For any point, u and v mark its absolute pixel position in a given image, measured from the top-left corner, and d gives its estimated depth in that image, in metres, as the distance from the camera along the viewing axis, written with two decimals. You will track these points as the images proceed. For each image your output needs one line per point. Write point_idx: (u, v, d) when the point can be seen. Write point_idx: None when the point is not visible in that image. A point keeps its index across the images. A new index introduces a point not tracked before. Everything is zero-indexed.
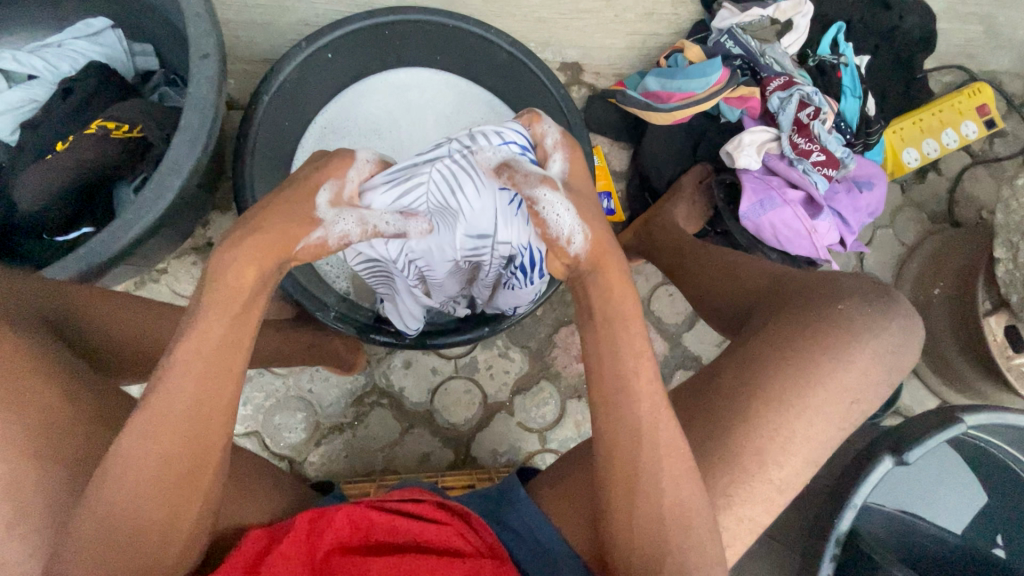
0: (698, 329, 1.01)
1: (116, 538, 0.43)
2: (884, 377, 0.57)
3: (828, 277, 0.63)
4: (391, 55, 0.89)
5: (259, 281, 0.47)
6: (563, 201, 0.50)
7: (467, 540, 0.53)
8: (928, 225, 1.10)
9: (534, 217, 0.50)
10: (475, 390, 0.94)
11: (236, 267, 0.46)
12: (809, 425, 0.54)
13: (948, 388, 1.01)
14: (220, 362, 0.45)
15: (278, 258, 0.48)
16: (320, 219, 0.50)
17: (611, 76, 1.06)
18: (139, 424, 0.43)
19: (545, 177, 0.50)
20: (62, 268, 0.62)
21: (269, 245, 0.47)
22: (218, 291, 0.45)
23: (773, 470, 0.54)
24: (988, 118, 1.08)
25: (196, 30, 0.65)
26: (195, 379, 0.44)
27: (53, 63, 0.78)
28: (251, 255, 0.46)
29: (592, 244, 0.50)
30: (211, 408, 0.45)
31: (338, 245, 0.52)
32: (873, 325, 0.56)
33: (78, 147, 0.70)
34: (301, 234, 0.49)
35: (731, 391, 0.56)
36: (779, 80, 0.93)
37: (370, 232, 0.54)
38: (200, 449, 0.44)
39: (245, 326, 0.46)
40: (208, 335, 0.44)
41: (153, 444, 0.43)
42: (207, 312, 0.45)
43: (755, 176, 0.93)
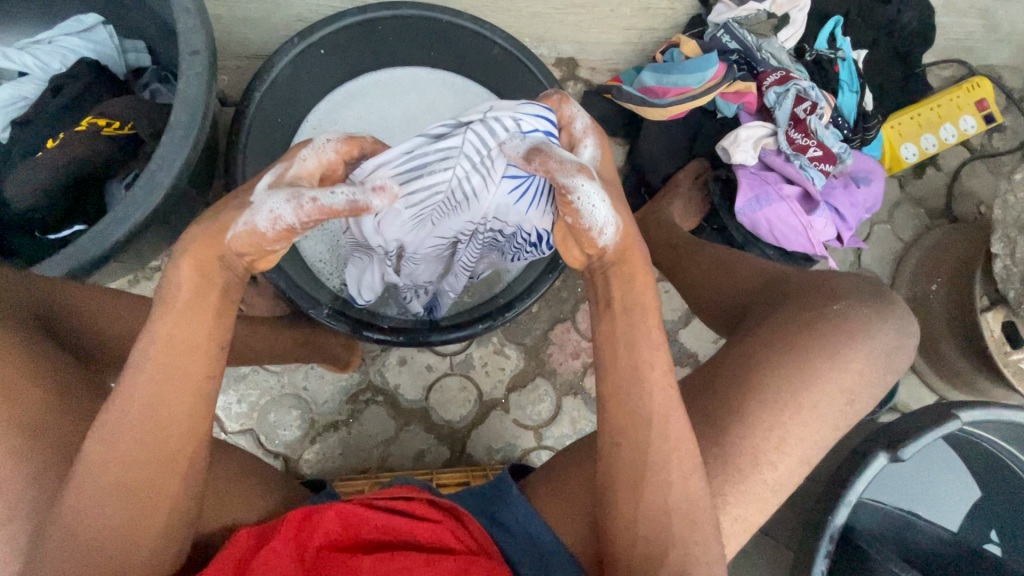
0: (695, 326, 1.00)
1: (82, 542, 0.42)
2: (878, 375, 0.56)
3: (822, 277, 0.63)
4: (384, 51, 0.89)
5: (202, 279, 0.45)
6: (598, 189, 0.47)
7: (458, 538, 0.53)
8: (926, 220, 1.09)
9: (571, 209, 0.48)
10: (471, 387, 0.93)
11: (186, 268, 0.45)
12: (803, 423, 0.54)
13: (946, 384, 1.01)
14: (174, 363, 0.44)
15: (217, 254, 0.46)
16: (250, 203, 0.46)
17: (607, 71, 1.05)
18: (102, 430, 0.43)
19: (583, 166, 0.48)
20: (52, 266, 0.61)
21: (205, 240, 0.45)
22: (166, 293, 0.45)
23: (766, 468, 0.54)
24: (987, 113, 1.07)
25: (185, 26, 0.64)
26: (152, 383, 0.43)
27: (44, 60, 0.78)
28: (191, 256, 0.45)
29: (622, 235, 0.50)
30: (167, 409, 0.44)
31: (273, 231, 0.45)
32: (868, 324, 0.56)
33: (68, 144, 0.70)
34: (233, 220, 0.46)
35: (725, 388, 0.56)
36: (775, 75, 0.92)
37: (302, 210, 0.44)
38: (160, 451, 0.44)
39: (203, 326, 0.45)
40: (161, 337, 0.44)
41: (115, 449, 0.43)
42: (163, 316, 0.44)
43: (751, 172, 0.92)
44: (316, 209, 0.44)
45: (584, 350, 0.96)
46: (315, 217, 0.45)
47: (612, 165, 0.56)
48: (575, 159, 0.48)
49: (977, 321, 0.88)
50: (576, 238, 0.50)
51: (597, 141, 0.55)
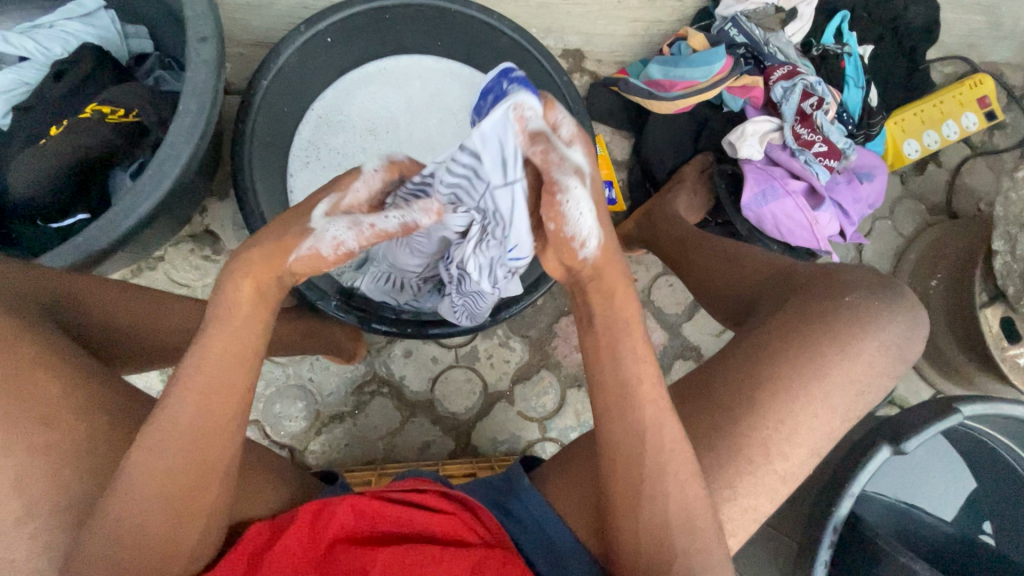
0: (698, 320, 1.01)
1: (123, 543, 0.43)
2: (888, 368, 0.57)
3: (831, 270, 0.63)
4: (391, 41, 0.88)
5: (259, 300, 0.48)
6: (586, 202, 0.42)
7: (471, 529, 0.54)
8: (927, 216, 1.10)
9: (553, 209, 0.42)
10: (476, 379, 0.94)
11: (248, 288, 0.47)
12: (812, 416, 0.55)
13: (943, 378, 1.02)
14: (226, 371, 0.45)
15: (275, 276, 0.48)
16: (310, 228, 0.47)
17: (613, 63, 1.07)
18: (149, 435, 0.44)
19: (578, 168, 0.41)
20: (58, 256, 0.61)
21: (266, 262, 0.47)
22: (225, 312, 0.46)
23: (775, 462, 0.54)
24: (988, 109, 1.08)
25: (193, 13, 0.63)
26: (198, 394, 0.44)
27: (44, 45, 0.76)
28: (251, 275, 0.47)
29: (605, 251, 0.46)
30: (215, 412, 0.45)
31: (335, 256, 0.47)
32: (878, 316, 0.57)
33: (73, 132, 0.69)
34: (296, 242, 0.47)
35: (738, 382, 0.56)
36: (783, 69, 0.92)
37: (363, 235, 0.46)
38: (201, 453, 0.44)
39: (253, 337, 0.47)
40: (215, 347, 0.45)
41: (159, 456, 0.43)
42: (217, 326, 0.46)
43: (757, 167, 0.92)
44: (375, 233, 0.46)
45: None
46: (373, 240, 0.47)
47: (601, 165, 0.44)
48: (573, 168, 0.41)
49: (976, 317, 0.88)
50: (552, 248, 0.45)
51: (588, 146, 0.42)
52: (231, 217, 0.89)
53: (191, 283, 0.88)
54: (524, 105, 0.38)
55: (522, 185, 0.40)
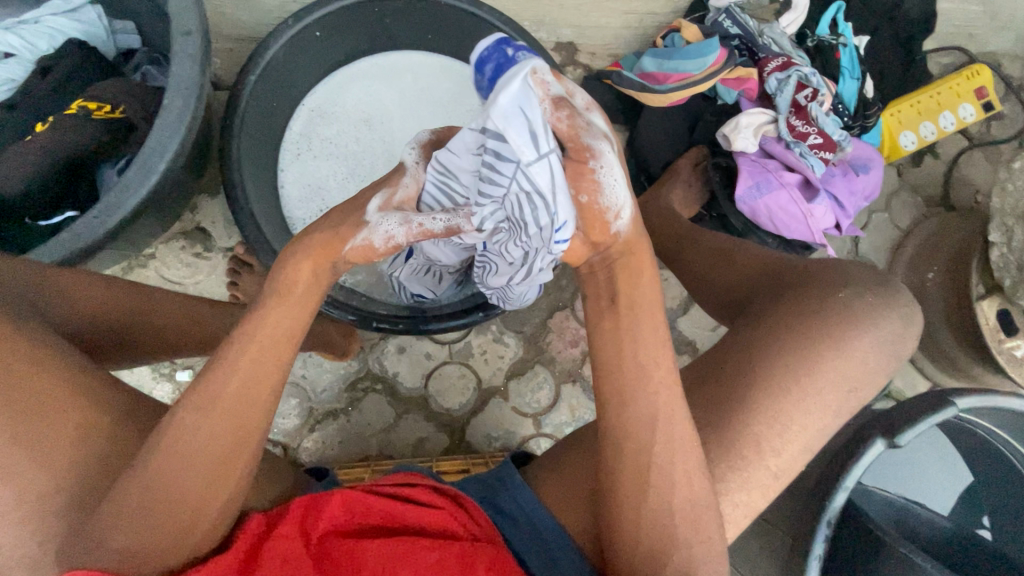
0: (693, 314, 1.01)
1: (143, 523, 0.42)
2: (882, 365, 0.56)
3: (828, 266, 0.62)
4: (381, 34, 0.87)
5: (315, 287, 0.50)
6: (619, 169, 0.43)
7: (460, 524, 0.53)
8: (923, 208, 1.09)
9: (590, 174, 0.42)
10: (470, 374, 0.93)
11: (306, 273, 0.50)
12: (805, 412, 0.54)
13: (940, 371, 1.02)
14: (270, 351, 0.47)
15: (332, 260, 0.51)
16: (365, 222, 0.50)
17: (607, 56, 1.04)
18: (192, 411, 0.44)
19: (606, 133, 0.42)
20: (50, 250, 0.60)
21: (324, 246, 0.50)
22: (282, 287, 0.49)
23: (768, 457, 0.54)
24: (986, 100, 1.07)
25: (178, 7, 0.63)
26: (239, 372, 0.45)
27: (30, 40, 0.75)
28: (311, 258, 0.50)
29: (634, 223, 0.47)
30: (253, 390, 0.46)
31: (385, 248, 0.51)
32: (872, 313, 0.56)
33: (58, 128, 0.68)
34: (349, 235, 0.50)
35: (730, 377, 0.56)
36: (777, 61, 0.91)
37: (413, 232, 0.50)
38: (236, 432, 0.45)
39: (296, 321, 0.48)
40: (269, 324, 0.47)
41: (201, 430, 0.44)
42: (273, 306, 0.48)
43: (751, 159, 0.92)
44: (425, 232, 0.50)
45: (583, 338, 0.96)
46: (421, 237, 0.51)
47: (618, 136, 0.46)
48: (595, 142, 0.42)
49: (973, 309, 0.89)
50: (585, 223, 0.45)
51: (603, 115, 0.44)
52: (222, 213, 0.89)
53: (183, 280, 0.87)
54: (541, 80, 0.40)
55: (556, 156, 0.41)
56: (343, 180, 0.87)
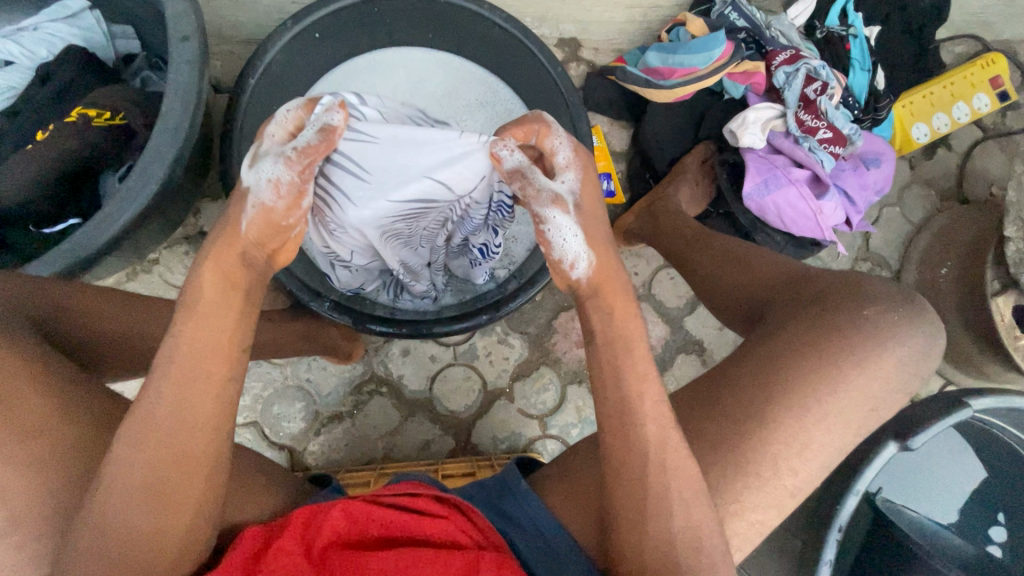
0: (700, 312, 0.99)
1: (118, 547, 0.42)
2: (903, 385, 0.55)
3: (849, 278, 0.61)
4: (380, 32, 0.86)
5: (226, 283, 0.48)
6: (574, 223, 0.52)
7: (466, 533, 0.53)
8: (936, 202, 1.07)
9: (543, 233, 0.52)
10: (475, 376, 0.93)
11: (211, 275, 0.47)
12: (825, 430, 0.53)
13: (955, 369, 1.00)
14: (201, 368, 0.45)
15: (238, 254, 0.48)
16: (245, 187, 0.47)
17: (611, 51, 1.05)
18: (128, 435, 0.44)
19: (558, 197, 0.51)
20: (43, 264, 0.60)
21: (225, 242, 0.48)
22: (192, 300, 0.47)
23: (784, 477, 0.53)
24: (1001, 90, 1.04)
25: (175, 12, 0.62)
26: (175, 387, 0.45)
27: (30, 48, 0.75)
28: (213, 262, 0.48)
29: (596, 269, 0.53)
30: (189, 402, 0.45)
31: (279, 199, 0.47)
32: (896, 332, 0.55)
33: (57, 137, 0.67)
34: (240, 214, 0.48)
35: (748, 393, 0.55)
36: (785, 54, 0.89)
37: (293, 163, 0.46)
38: (181, 446, 0.44)
39: (226, 330, 0.47)
40: (186, 340, 0.46)
41: (140, 453, 0.43)
42: (188, 319, 0.46)
43: (760, 156, 0.90)
44: (303, 153, 0.47)
45: None
46: (304, 162, 0.47)
47: (597, 192, 0.54)
48: (552, 192, 0.51)
49: (988, 304, 0.86)
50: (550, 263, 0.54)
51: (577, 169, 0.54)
52: (225, 217, 0.89)
53: None
54: (504, 147, 0.53)
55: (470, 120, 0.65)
56: None
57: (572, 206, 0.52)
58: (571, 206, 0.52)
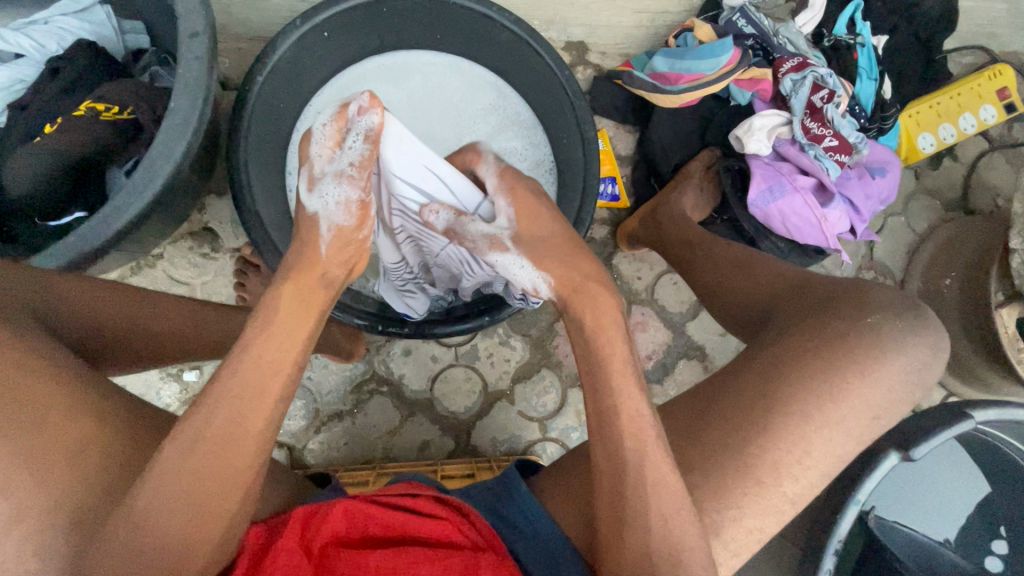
0: (702, 318, 0.99)
1: (146, 551, 0.42)
2: (907, 393, 0.55)
3: (852, 286, 0.61)
4: (389, 33, 0.86)
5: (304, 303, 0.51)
6: (517, 258, 0.57)
7: (464, 535, 0.53)
8: (941, 212, 1.07)
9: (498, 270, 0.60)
10: (476, 377, 0.93)
11: (289, 297, 0.51)
12: (826, 438, 0.53)
13: (958, 381, 0.99)
14: (260, 382, 0.46)
15: (316, 275, 0.54)
16: (313, 213, 0.56)
17: (618, 56, 1.03)
18: (178, 440, 0.44)
19: (494, 240, 0.58)
20: (50, 256, 0.60)
21: (302, 269, 0.54)
22: (266, 316, 0.49)
23: (785, 484, 0.53)
24: (1008, 101, 1.04)
25: (185, 8, 0.62)
26: (231, 399, 0.45)
27: (39, 40, 0.75)
28: (293, 283, 0.52)
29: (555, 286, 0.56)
30: (244, 414, 0.45)
31: (349, 214, 0.56)
32: (900, 340, 0.55)
33: (68, 131, 0.68)
34: (317, 235, 0.56)
35: (750, 398, 0.55)
36: (792, 61, 0.89)
37: (352, 180, 0.56)
38: (228, 457, 0.44)
39: (290, 349, 0.49)
40: (255, 354, 0.47)
41: (190, 460, 0.43)
42: (258, 334, 0.48)
43: (765, 163, 0.90)
44: (356, 169, 0.56)
45: None
46: (360, 169, 0.56)
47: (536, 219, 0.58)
48: (485, 234, 0.58)
49: (992, 317, 0.87)
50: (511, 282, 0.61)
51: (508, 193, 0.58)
52: (229, 214, 0.89)
53: (190, 281, 0.88)
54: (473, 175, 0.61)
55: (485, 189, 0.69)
56: None
57: (508, 243, 0.58)
58: (508, 244, 0.58)
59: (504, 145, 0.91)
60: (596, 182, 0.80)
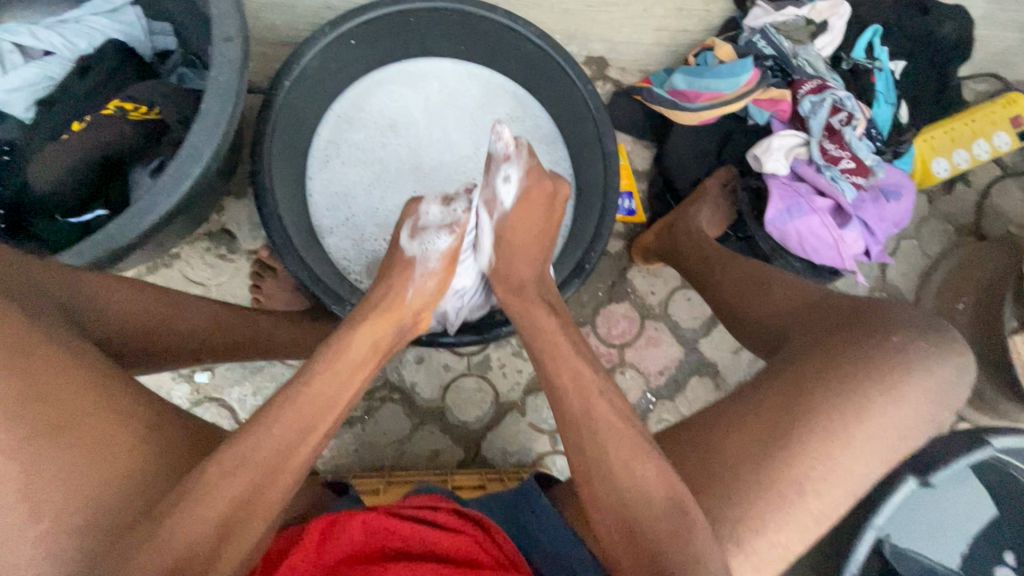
0: (715, 336, 0.99)
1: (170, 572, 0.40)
2: (932, 414, 0.55)
3: (872, 304, 0.61)
4: (415, 43, 0.87)
5: (372, 350, 0.58)
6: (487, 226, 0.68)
7: (485, 550, 0.52)
8: (954, 237, 1.07)
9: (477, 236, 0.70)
10: (488, 388, 0.92)
11: (365, 335, 0.57)
12: (852, 457, 0.53)
13: (969, 406, 0.99)
14: (314, 412, 0.50)
15: (394, 320, 0.61)
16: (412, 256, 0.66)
17: (636, 72, 1.06)
18: (227, 458, 0.45)
19: (488, 204, 0.68)
20: (78, 254, 0.61)
21: (386, 311, 0.61)
22: (337, 352, 0.54)
23: (810, 503, 0.52)
24: (1021, 129, 1.05)
25: (220, 12, 0.63)
26: (287, 426, 0.48)
27: (70, 39, 0.75)
28: (368, 325, 0.59)
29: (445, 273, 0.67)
30: (294, 443, 0.48)
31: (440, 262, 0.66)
32: (926, 360, 0.55)
33: (97, 128, 0.69)
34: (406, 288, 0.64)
35: (773, 414, 0.55)
36: (812, 83, 0.90)
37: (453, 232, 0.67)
38: (273, 481, 0.46)
39: (344, 388, 0.53)
40: (315, 386, 0.51)
41: (247, 477, 0.44)
42: (325, 366, 0.53)
43: (782, 183, 0.90)
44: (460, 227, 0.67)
45: (603, 355, 0.96)
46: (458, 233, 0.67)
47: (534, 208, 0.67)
48: (491, 195, 0.68)
49: (1004, 342, 0.88)
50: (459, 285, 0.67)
51: (523, 188, 0.66)
52: (248, 216, 0.89)
53: (206, 282, 0.88)
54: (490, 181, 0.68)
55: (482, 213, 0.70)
56: (369, 186, 0.89)
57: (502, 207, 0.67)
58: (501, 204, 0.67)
59: None
60: (615, 196, 0.80)
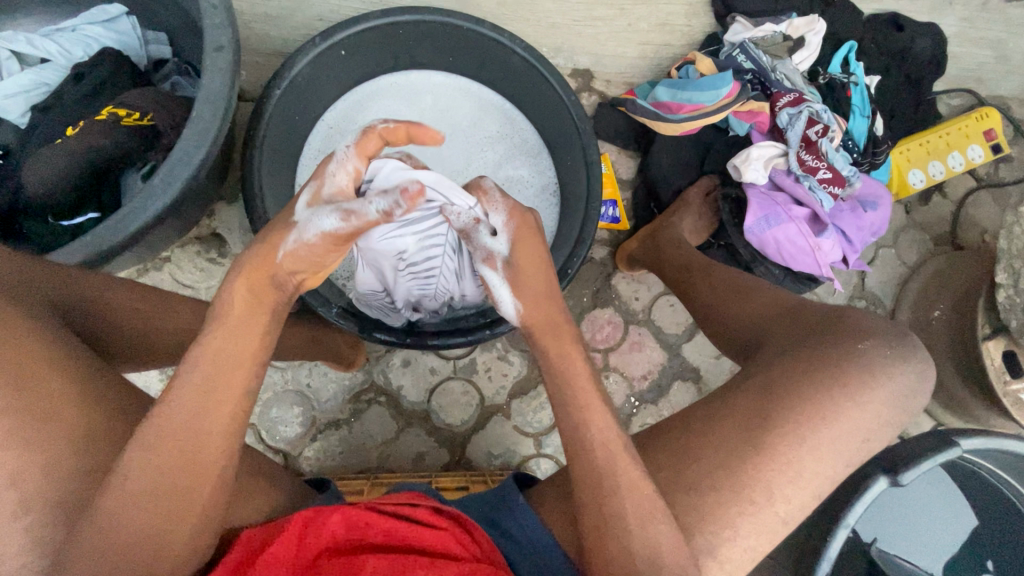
0: (697, 341, 1.01)
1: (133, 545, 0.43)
2: (895, 417, 0.57)
3: (841, 313, 0.63)
4: (404, 54, 0.90)
5: (254, 299, 0.52)
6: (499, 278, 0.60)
7: (462, 545, 0.53)
8: (930, 247, 1.10)
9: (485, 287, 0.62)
10: (473, 391, 0.94)
11: (242, 293, 0.52)
12: (818, 459, 0.55)
13: (946, 411, 1.01)
14: (220, 373, 0.48)
15: (268, 275, 0.53)
16: (295, 223, 0.53)
17: (622, 84, 1.06)
18: (151, 433, 0.45)
19: (490, 257, 0.60)
20: (67, 253, 0.62)
21: (257, 265, 0.53)
22: (222, 311, 0.51)
23: (778, 503, 0.54)
24: (994, 143, 1.08)
25: (211, 23, 0.65)
26: (193, 395, 0.47)
27: (66, 47, 0.78)
28: (246, 278, 0.52)
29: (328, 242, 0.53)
30: (208, 410, 0.47)
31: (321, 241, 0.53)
32: (889, 367, 0.57)
33: (89, 132, 0.70)
34: (281, 240, 0.53)
35: (743, 417, 0.56)
36: (789, 96, 0.92)
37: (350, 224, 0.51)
38: (194, 453, 0.46)
39: (251, 343, 0.50)
40: (214, 347, 0.49)
41: (197, 454, 0.46)
42: (217, 329, 0.50)
43: (761, 192, 0.93)
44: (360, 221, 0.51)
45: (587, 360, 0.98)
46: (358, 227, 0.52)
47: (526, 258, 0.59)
48: (486, 248, 0.60)
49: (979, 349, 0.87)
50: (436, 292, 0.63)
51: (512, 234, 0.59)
52: (238, 221, 0.91)
53: (195, 285, 0.89)
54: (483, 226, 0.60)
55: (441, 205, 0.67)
56: None
57: (501, 263, 0.60)
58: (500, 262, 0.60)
59: (510, 173, 0.95)
60: (598, 204, 0.81)
